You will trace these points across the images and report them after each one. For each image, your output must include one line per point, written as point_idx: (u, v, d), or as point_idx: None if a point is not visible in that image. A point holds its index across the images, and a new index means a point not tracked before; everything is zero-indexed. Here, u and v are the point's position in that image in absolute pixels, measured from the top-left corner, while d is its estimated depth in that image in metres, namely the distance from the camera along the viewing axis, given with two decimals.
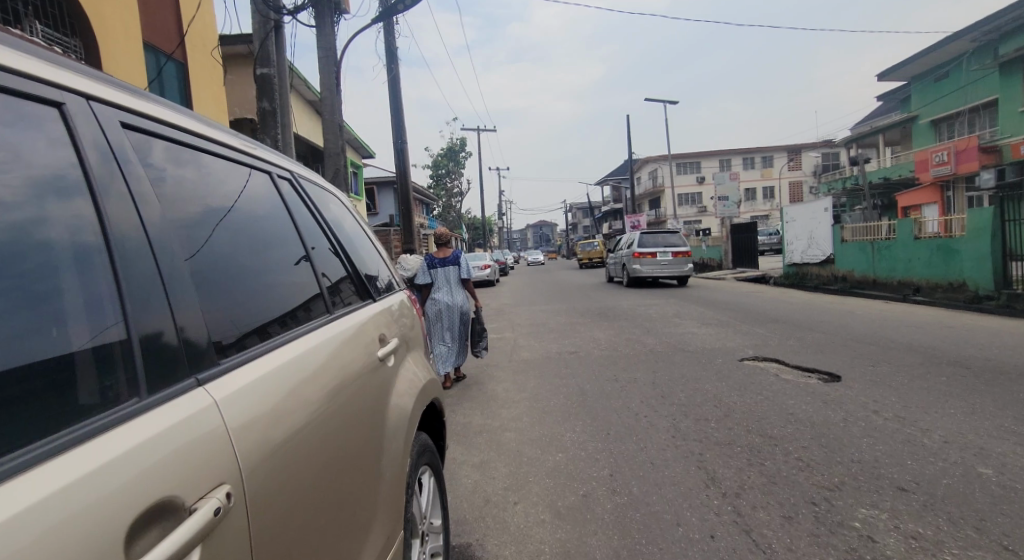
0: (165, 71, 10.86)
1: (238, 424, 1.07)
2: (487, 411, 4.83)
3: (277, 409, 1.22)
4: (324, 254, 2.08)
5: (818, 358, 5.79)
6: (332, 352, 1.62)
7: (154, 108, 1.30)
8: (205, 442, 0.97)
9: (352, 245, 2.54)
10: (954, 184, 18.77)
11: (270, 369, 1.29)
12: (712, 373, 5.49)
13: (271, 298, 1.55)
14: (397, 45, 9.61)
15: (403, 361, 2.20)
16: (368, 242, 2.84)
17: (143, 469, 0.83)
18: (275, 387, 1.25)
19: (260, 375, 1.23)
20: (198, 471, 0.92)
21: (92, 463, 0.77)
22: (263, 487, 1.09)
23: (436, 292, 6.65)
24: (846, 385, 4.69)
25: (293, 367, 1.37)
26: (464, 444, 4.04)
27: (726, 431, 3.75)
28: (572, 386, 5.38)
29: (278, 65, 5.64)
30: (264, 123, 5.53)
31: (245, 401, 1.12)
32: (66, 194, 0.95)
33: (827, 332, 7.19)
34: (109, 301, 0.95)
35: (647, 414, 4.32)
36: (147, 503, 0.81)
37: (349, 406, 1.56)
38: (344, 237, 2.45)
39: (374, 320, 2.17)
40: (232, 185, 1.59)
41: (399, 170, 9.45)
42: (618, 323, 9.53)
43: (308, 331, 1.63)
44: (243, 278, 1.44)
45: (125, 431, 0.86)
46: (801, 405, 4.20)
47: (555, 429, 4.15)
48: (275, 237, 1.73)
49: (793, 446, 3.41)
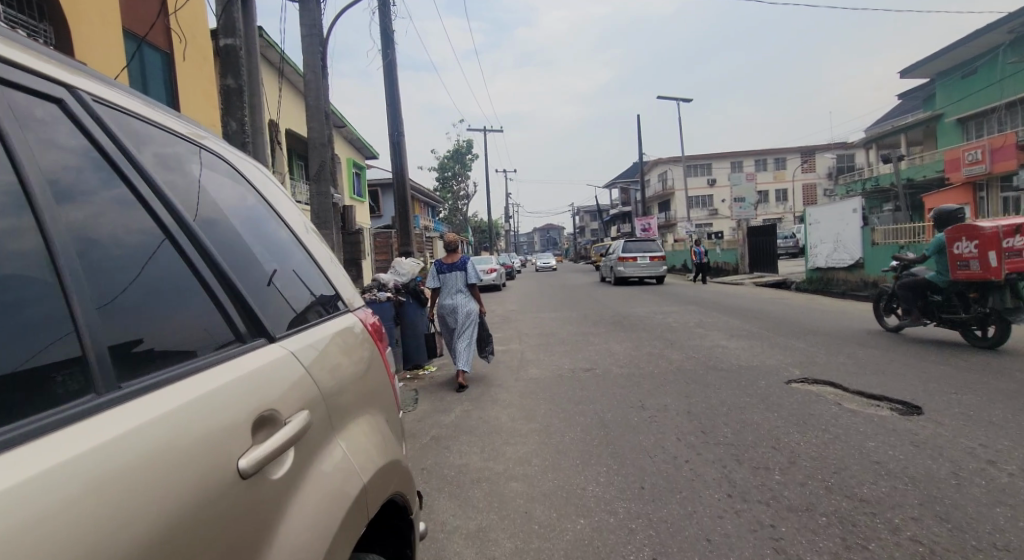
0: (147, 62, 10.16)
1: (222, 426, 0.97)
2: (488, 448, 3.96)
3: (257, 419, 1.07)
4: (293, 276, 1.66)
5: (885, 382, 4.87)
6: (304, 366, 1.33)
7: (106, 96, 1.19)
8: (184, 443, 0.88)
9: (293, 260, 1.72)
10: (988, 184, 17.73)
11: (249, 375, 1.12)
12: (760, 400, 4.56)
13: (255, 303, 1.34)
14: (393, 28, 8.83)
15: (359, 420, 1.50)
16: (311, 268, 1.85)
17: (116, 465, 0.76)
18: (249, 394, 1.08)
19: (234, 382, 1.07)
20: (183, 472, 0.85)
21: (67, 451, 0.72)
22: (239, 497, 0.94)
23: (443, 296, 6.57)
24: (935, 420, 3.76)
25: (272, 377, 1.18)
26: (457, 500, 3.17)
27: (799, 491, 2.88)
28: (590, 417, 4.49)
29: (244, 35, 4.82)
30: (228, 102, 4.72)
31: (220, 402, 1.00)
32: (49, 206, 0.90)
33: (881, 348, 6.24)
34: (91, 311, 0.90)
35: (688, 458, 3.45)
36: (117, 502, 0.73)
37: (318, 434, 1.26)
38: (299, 245, 1.81)
39: (284, 386, 1.20)
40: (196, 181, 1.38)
41: (395, 165, 8.61)
42: (636, 334, 8.58)
43: (284, 340, 1.37)
44: (226, 279, 1.27)
45: (106, 419, 0.81)
46: (887, 449, 3.30)
47: (574, 479, 3.28)
48: (242, 252, 1.39)
49: (897, 516, 2.55)
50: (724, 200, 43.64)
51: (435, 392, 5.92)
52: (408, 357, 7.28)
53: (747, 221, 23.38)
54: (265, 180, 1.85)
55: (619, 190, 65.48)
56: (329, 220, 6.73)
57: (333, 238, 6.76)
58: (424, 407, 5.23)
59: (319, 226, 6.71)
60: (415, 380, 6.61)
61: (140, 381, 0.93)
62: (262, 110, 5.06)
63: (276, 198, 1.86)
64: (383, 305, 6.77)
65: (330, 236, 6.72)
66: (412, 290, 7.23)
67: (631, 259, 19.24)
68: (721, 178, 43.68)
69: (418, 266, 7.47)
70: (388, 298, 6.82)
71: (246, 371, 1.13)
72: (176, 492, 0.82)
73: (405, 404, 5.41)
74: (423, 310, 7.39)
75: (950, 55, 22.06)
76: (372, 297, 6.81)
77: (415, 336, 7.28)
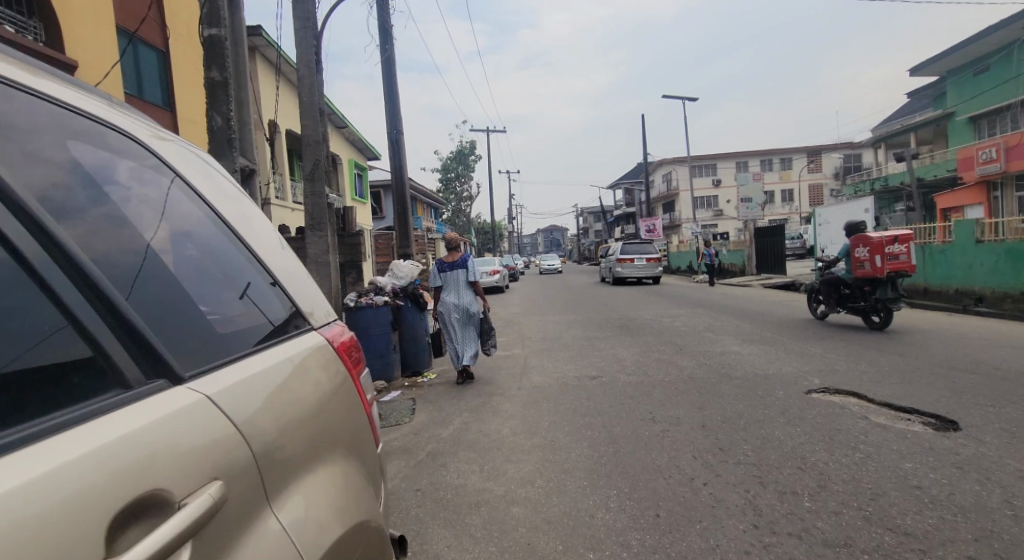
0: (142, 60, 9.96)
1: (191, 444, 0.92)
2: (488, 466, 3.67)
3: (229, 441, 1.00)
4: (255, 298, 1.45)
5: (913, 393, 4.55)
6: (275, 383, 1.23)
7: (52, 87, 1.09)
8: (148, 466, 0.82)
9: (249, 290, 1.45)
10: (1003, 184, 17.30)
11: (221, 390, 1.06)
12: (780, 413, 4.25)
13: (204, 333, 1.17)
14: (392, 24, 8.58)
15: (330, 460, 1.34)
16: (269, 283, 1.54)
17: (77, 486, 0.70)
18: (220, 411, 1.01)
19: (202, 399, 1.00)
20: (148, 489, 0.80)
21: (23, 473, 0.66)
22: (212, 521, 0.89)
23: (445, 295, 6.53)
24: (977, 438, 3.44)
25: (244, 393, 1.11)
26: (454, 526, 2.89)
27: (833, 521, 2.58)
28: (598, 432, 4.19)
29: (230, 26, 4.57)
30: (213, 96, 4.47)
31: (189, 421, 0.94)
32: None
33: (905, 355, 5.91)
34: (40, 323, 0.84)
35: (706, 480, 3.15)
36: (80, 528, 0.68)
37: (286, 463, 1.15)
38: (266, 263, 1.57)
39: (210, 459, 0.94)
40: (143, 189, 1.23)
41: (393, 163, 8.36)
42: (643, 339, 8.26)
43: (251, 355, 1.27)
44: (180, 295, 1.15)
45: (66, 438, 0.75)
46: (928, 472, 2.98)
47: (581, 505, 2.98)
48: (169, 284, 1.13)
49: (949, 554, 2.24)
50: (730, 200, 43.22)
51: (434, 401, 5.64)
52: (406, 363, 7.00)
53: (754, 222, 23.00)
54: (226, 191, 1.62)
55: (623, 191, 65.10)
56: (323, 221, 6.48)
57: (328, 239, 6.54)
58: (420, 419, 4.94)
59: (314, 226, 6.48)
60: (413, 387, 6.33)
61: (104, 398, 0.87)
62: (249, 105, 4.81)
63: (241, 209, 1.63)
64: (381, 309, 6.47)
65: (324, 237, 6.50)
66: (411, 294, 6.95)
67: (630, 261, 20.03)
68: (726, 178, 43.29)
69: (417, 268, 7.14)
70: (386, 302, 6.53)
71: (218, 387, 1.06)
72: (140, 521, 0.77)
73: (402, 415, 5.12)
74: (423, 314, 7.10)
75: (961, 52, 21.76)
76: (370, 300, 6.50)
77: (413, 341, 7.00)
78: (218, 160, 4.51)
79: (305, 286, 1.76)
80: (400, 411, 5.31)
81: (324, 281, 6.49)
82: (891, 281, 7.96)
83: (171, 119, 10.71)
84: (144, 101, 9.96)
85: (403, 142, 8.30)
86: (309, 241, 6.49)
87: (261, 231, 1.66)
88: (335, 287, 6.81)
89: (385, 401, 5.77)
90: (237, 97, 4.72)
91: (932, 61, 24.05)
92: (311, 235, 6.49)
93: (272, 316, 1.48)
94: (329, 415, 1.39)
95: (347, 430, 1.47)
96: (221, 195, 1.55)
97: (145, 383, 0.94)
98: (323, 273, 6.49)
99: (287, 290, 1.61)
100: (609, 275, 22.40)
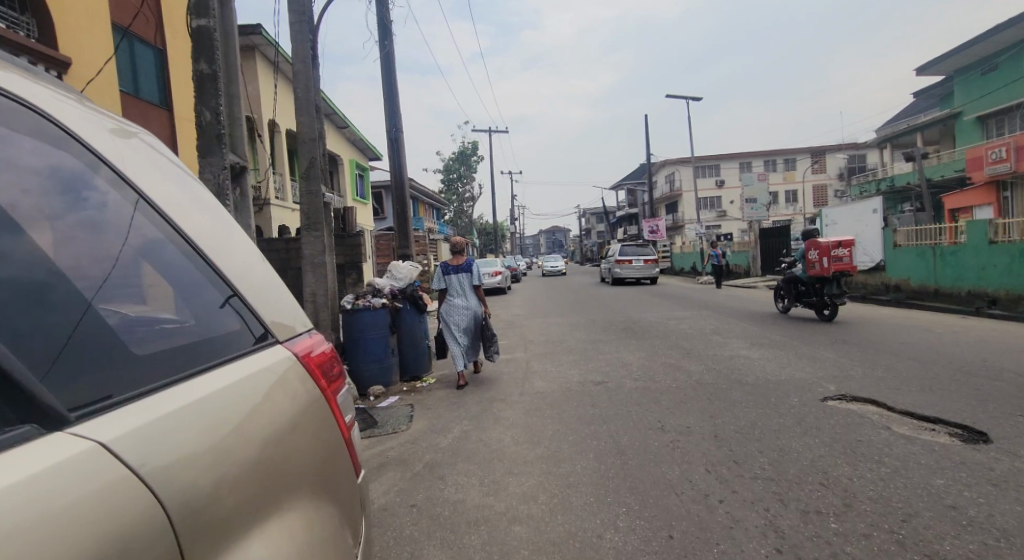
0: (139, 58, 9.81)
1: (90, 497, 0.77)
2: (488, 479, 3.46)
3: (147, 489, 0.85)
4: (217, 314, 1.28)
5: (937, 401, 4.32)
6: (227, 410, 1.08)
7: None
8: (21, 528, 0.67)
9: (210, 306, 1.27)
10: (1012, 184, 17.04)
11: (145, 427, 0.91)
12: (796, 423, 4.03)
13: (132, 364, 1.02)
14: (391, 20, 8.40)
15: (292, 499, 1.18)
16: (241, 297, 1.36)
17: None
18: (137, 454, 0.87)
19: (114, 441, 0.85)
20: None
21: None
22: None
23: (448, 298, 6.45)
24: (1011, 452, 3.22)
25: (177, 428, 0.96)
26: (452, 547, 2.67)
27: (863, 545, 2.37)
28: (605, 442, 3.97)
29: (219, 16, 4.37)
30: (200, 89, 4.27)
31: (88, 470, 0.79)
32: None
33: (923, 360, 5.68)
34: None
35: (721, 497, 2.94)
36: None
37: (229, 508, 1.00)
38: (239, 272, 1.39)
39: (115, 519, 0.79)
40: (70, 195, 1.08)
41: (392, 162, 8.16)
42: (649, 342, 8.03)
43: (205, 377, 1.13)
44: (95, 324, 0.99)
45: None
46: (964, 491, 2.76)
47: (587, 525, 2.77)
48: (84, 311, 0.98)
49: None
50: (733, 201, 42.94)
51: (433, 407, 5.44)
52: (405, 368, 6.79)
53: (759, 223, 22.75)
54: (195, 192, 1.45)
55: (626, 192, 64.86)
56: (320, 221, 6.27)
57: (325, 239, 6.32)
58: (418, 427, 4.73)
59: (310, 228, 6.25)
60: (412, 393, 6.13)
61: None
62: (240, 98, 4.59)
63: (213, 213, 1.46)
64: (378, 312, 6.27)
65: (321, 238, 6.28)
66: (410, 296, 6.75)
67: (627, 262, 20.87)
68: (729, 179, 43.03)
69: (417, 269, 6.91)
70: (384, 305, 6.34)
71: (143, 423, 0.91)
72: None
73: (399, 423, 4.92)
74: (422, 317, 6.91)
75: (969, 51, 21.57)
76: (367, 303, 6.30)
77: (412, 344, 6.80)
78: (207, 156, 4.32)
79: (289, 299, 1.57)
80: (397, 419, 5.10)
81: (321, 283, 6.29)
82: (837, 279, 9.07)
83: (168, 117, 10.54)
84: (141, 99, 9.79)
85: (403, 140, 8.12)
86: (305, 243, 6.26)
87: (237, 237, 1.49)
88: (332, 289, 6.62)
89: (382, 407, 5.56)
90: (226, 91, 4.51)
91: (939, 60, 23.85)
92: (306, 236, 6.28)
93: (240, 334, 1.30)
94: (300, 437, 1.26)
95: (321, 457, 1.33)
96: (186, 197, 1.39)
97: (34, 427, 0.79)
98: (320, 275, 6.29)
99: (264, 302, 1.43)
100: (609, 275, 23.11)
